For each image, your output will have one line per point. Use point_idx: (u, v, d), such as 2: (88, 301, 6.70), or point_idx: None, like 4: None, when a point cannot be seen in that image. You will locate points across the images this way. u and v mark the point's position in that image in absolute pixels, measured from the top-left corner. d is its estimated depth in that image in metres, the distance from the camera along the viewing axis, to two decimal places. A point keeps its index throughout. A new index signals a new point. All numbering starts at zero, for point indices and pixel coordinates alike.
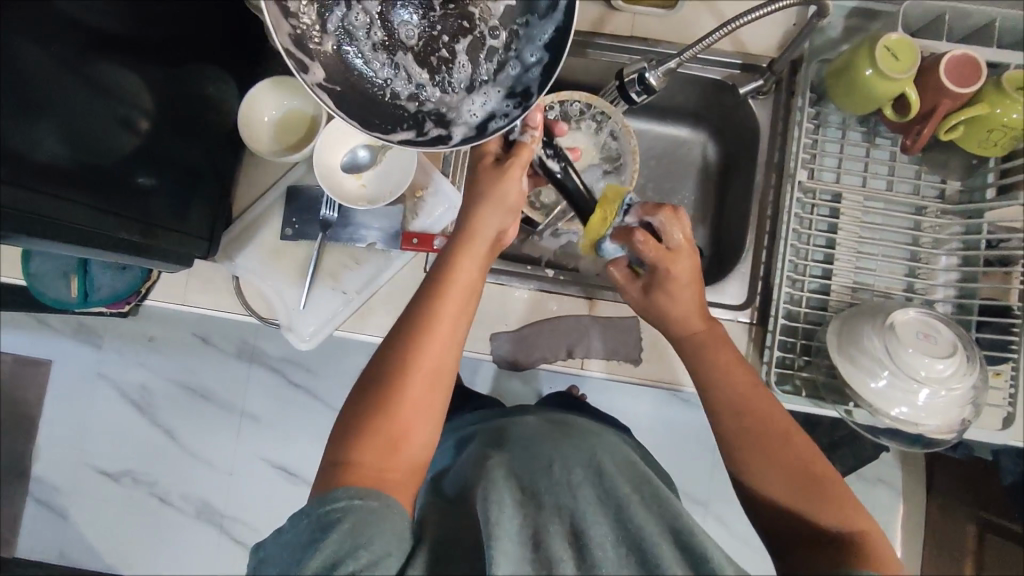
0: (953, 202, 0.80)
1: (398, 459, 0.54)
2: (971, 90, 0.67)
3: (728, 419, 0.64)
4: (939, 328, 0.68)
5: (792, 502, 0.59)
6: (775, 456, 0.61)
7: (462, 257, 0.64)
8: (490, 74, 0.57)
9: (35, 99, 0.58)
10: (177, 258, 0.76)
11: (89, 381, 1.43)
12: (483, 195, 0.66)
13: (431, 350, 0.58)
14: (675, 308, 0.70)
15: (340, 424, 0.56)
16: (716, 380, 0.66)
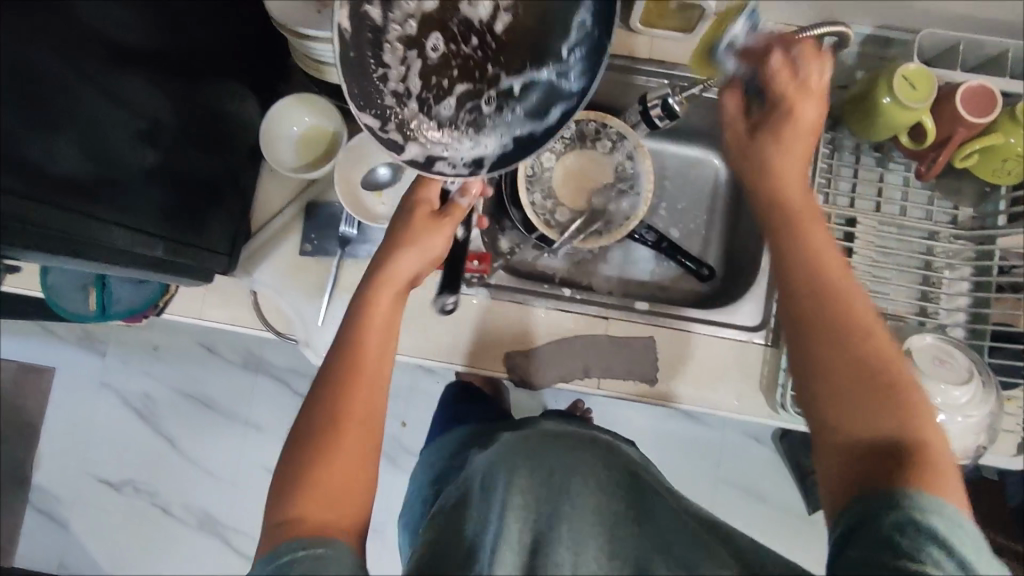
0: (965, 227, 0.80)
1: (344, 507, 0.52)
2: (989, 118, 0.68)
3: (799, 294, 0.53)
4: (955, 355, 0.68)
5: (842, 403, 0.49)
6: (841, 343, 0.50)
7: (380, 303, 0.62)
8: (466, 126, 0.61)
9: (62, 111, 0.56)
10: (191, 272, 0.75)
11: (92, 389, 1.42)
12: (404, 239, 0.64)
13: (356, 402, 0.57)
14: (784, 150, 0.58)
15: (275, 490, 0.53)
16: (785, 255, 0.55)
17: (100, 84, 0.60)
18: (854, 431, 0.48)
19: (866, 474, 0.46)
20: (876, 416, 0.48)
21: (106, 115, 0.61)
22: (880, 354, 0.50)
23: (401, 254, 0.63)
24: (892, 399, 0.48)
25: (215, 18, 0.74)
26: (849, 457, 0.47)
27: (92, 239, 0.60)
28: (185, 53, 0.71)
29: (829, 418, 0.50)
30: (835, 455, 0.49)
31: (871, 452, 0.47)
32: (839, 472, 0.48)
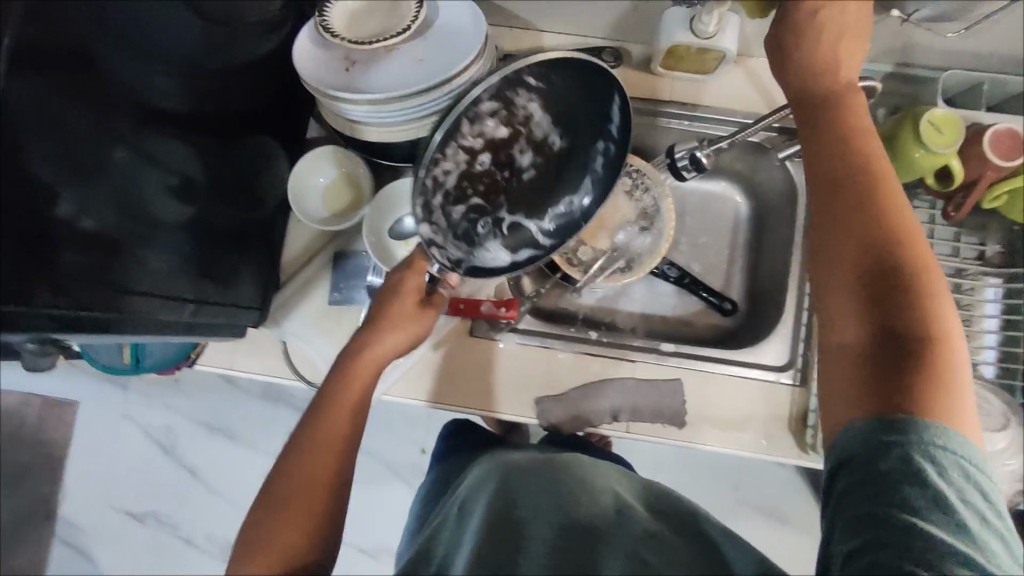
0: (993, 264, 0.80)
1: (301, 568, 0.55)
2: (1017, 162, 0.68)
3: (843, 176, 0.53)
4: (991, 401, 0.68)
5: (860, 302, 0.50)
6: (870, 234, 0.51)
7: (350, 385, 0.65)
8: (468, 232, 0.67)
9: (93, 172, 0.57)
10: (222, 328, 0.77)
11: (115, 422, 1.43)
12: (386, 326, 0.68)
13: (316, 474, 0.60)
14: (838, 73, 0.55)
15: (238, 554, 0.57)
16: (827, 156, 0.54)
17: (139, 147, 0.62)
18: (868, 328, 0.49)
19: (871, 374, 0.48)
20: (897, 316, 0.48)
21: (142, 178, 0.63)
22: (913, 254, 0.50)
23: (379, 343, 0.67)
24: (919, 300, 0.48)
25: (240, 75, 0.76)
26: (856, 359, 0.49)
27: (127, 299, 0.62)
28: (213, 113, 0.73)
29: (839, 314, 0.51)
30: (839, 351, 0.51)
31: (875, 344, 0.49)
32: (839, 373, 0.50)
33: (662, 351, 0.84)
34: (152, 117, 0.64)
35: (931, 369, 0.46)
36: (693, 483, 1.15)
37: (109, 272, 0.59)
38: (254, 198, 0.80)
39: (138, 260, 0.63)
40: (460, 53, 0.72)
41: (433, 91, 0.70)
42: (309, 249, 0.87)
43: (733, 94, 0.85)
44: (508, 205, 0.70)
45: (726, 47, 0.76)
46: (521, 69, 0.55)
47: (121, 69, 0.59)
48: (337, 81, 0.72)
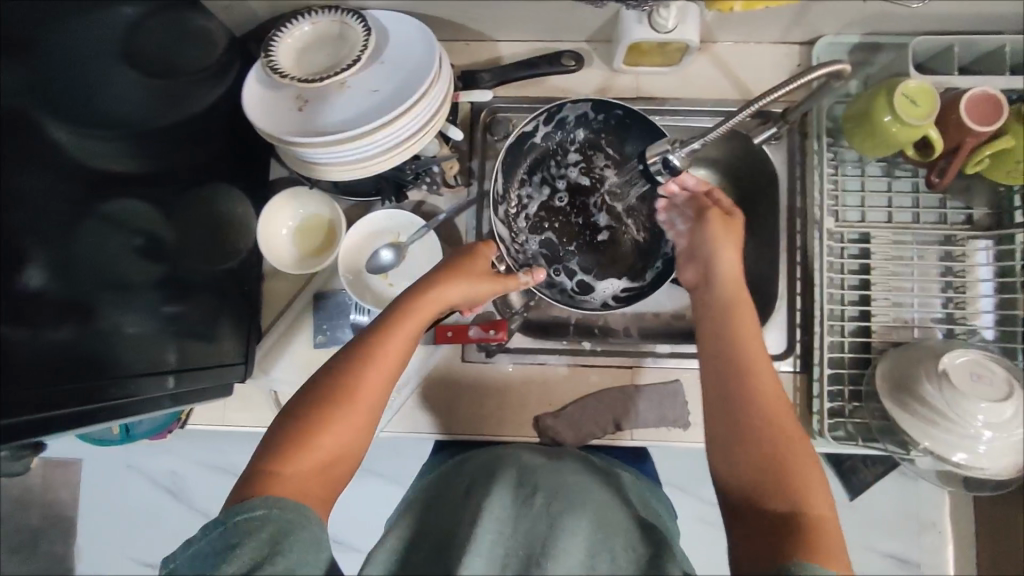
0: (982, 227, 0.78)
1: (322, 479, 0.55)
2: (996, 125, 0.66)
3: (709, 341, 0.65)
4: (992, 368, 0.67)
5: (744, 459, 0.57)
6: (756, 426, 0.58)
7: (412, 315, 0.64)
8: (528, 258, 0.82)
9: (60, 236, 0.56)
10: (208, 392, 0.75)
11: (121, 473, 1.37)
12: (454, 270, 0.68)
13: (365, 392, 0.59)
14: (723, 255, 0.69)
15: (270, 439, 0.56)
16: (707, 334, 0.65)
17: (100, 214, 0.61)
18: (762, 498, 0.54)
19: (772, 542, 0.50)
20: (785, 481, 0.54)
21: (109, 246, 0.62)
22: (781, 420, 0.58)
23: (443, 285, 0.66)
24: (794, 467, 0.55)
25: (195, 128, 0.74)
26: (756, 531, 0.52)
27: (107, 368, 0.61)
28: (173, 173, 0.71)
29: (748, 503, 0.55)
30: (746, 520, 0.54)
31: (773, 519, 0.52)
32: (744, 544, 0.52)
33: (658, 353, 0.82)
34: (111, 185, 0.63)
35: (815, 526, 0.51)
36: None
37: (87, 344, 0.58)
38: (225, 250, 0.78)
39: (113, 329, 0.62)
40: (418, 75, 0.70)
41: (398, 119, 0.67)
42: (288, 292, 0.84)
43: (701, 82, 0.83)
44: (585, 254, 0.85)
45: (689, 39, 0.73)
46: (591, 107, 0.80)
47: (72, 142, 0.58)
48: (293, 122, 0.70)
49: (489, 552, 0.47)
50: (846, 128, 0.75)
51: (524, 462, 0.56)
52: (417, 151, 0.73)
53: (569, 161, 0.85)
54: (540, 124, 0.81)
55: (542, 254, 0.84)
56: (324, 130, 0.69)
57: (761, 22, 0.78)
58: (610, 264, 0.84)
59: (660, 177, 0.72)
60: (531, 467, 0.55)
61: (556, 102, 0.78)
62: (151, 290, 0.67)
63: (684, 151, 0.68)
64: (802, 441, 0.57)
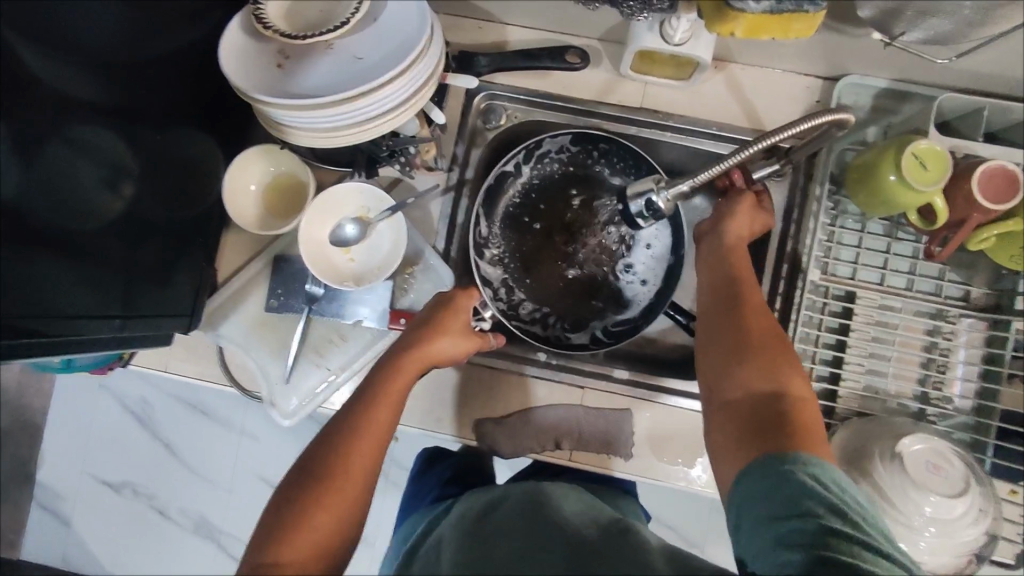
0: (979, 306, 0.73)
1: (325, 561, 0.51)
2: (1008, 206, 0.61)
3: (715, 278, 0.66)
4: (952, 461, 0.63)
5: (746, 375, 0.56)
6: (752, 341, 0.58)
7: (396, 380, 0.61)
8: (517, 298, 0.85)
9: (24, 151, 0.55)
10: (150, 339, 0.72)
11: (92, 390, 1.35)
12: (435, 326, 0.66)
13: (355, 466, 0.55)
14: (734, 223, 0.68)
15: (264, 530, 0.51)
16: (713, 277, 0.67)
17: (67, 136, 0.59)
18: (749, 398, 0.55)
19: (754, 432, 0.52)
20: (766, 379, 0.56)
21: (76, 172, 0.60)
22: (774, 338, 0.58)
23: (428, 342, 0.64)
24: (782, 370, 0.56)
25: (174, 66, 0.70)
26: (738, 424, 0.54)
27: (51, 301, 0.59)
28: (150, 110, 0.68)
29: (734, 372, 0.57)
30: (730, 421, 0.55)
31: (759, 415, 0.54)
32: (727, 436, 0.54)
33: (614, 377, 0.80)
34: (78, 112, 0.60)
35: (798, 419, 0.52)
36: (667, 497, 1.08)
37: (38, 267, 0.57)
38: (190, 197, 0.75)
39: (72, 256, 0.60)
40: (404, 44, 0.65)
41: (377, 89, 0.63)
42: (250, 248, 0.83)
43: (712, 102, 0.78)
44: (580, 286, 0.86)
45: (699, 56, 0.68)
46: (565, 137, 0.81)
47: (37, 63, 0.56)
48: (268, 78, 0.67)
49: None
50: (850, 181, 0.70)
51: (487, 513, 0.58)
52: (392, 127, 0.70)
53: (555, 189, 0.87)
54: (521, 163, 0.84)
55: (532, 289, 0.86)
56: (298, 93, 0.66)
57: (786, 49, 0.73)
58: (605, 296, 0.86)
59: (641, 220, 0.67)
60: (490, 517, 0.57)
61: (533, 140, 0.81)
62: (114, 224, 0.65)
63: (670, 191, 0.62)
64: (785, 352, 0.57)
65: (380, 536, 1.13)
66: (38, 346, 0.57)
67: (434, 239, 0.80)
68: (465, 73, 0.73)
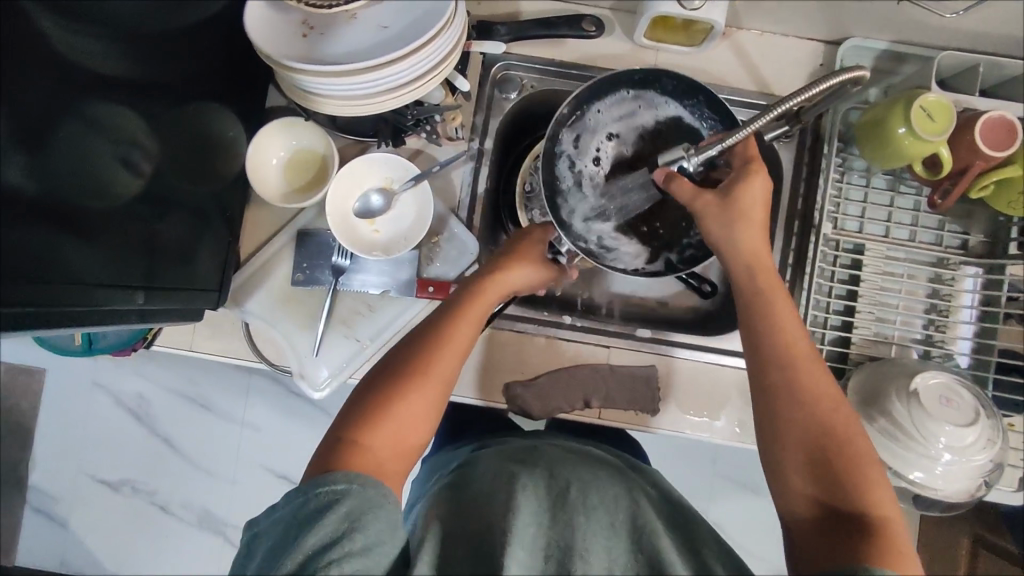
0: (976, 253, 0.78)
1: (400, 455, 0.53)
2: (1008, 152, 0.65)
3: (768, 362, 0.57)
4: (962, 394, 0.67)
5: (820, 486, 0.52)
6: (819, 429, 0.53)
7: (479, 296, 0.65)
8: (587, 234, 0.78)
9: (31, 129, 0.52)
10: (179, 314, 0.72)
11: (84, 388, 1.26)
12: (512, 257, 0.71)
13: (441, 368, 0.58)
14: (754, 204, 0.62)
15: (351, 408, 0.55)
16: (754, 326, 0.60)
17: (81, 113, 0.57)
18: (824, 509, 0.51)
19: (834, 553, 0.48)
20: (846, 492, 0.50)
21: (93, 149, 0.58)
22: (850, 445, 0.52)
23: (506, 270, 0.68)
24: (862, 482, 0.51)
25: (195, 38, 0.69)
26: (817, 538, 0.50)
27: (71, 272, 0.56)
28: (170, 84, 0.67)
29: (809, 469, 0.52)
30: (807, 534, 0.50)
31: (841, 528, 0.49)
32: (803, 549, 0.50)
33: (637, 337, 0.82)
34: (97, 86, 0.58)
35: (887, 538, 0.48)
36: (671, 458, 1.12)
37: (62, 251, 0.55)
38: (212, 172, 0.75)
39: (97, 236, 0.59)
40: (429, 12, 0.66)
41: (408, 56, 0.64)
42: (271, 225, 0.82)
43: (721, 68, 0.81)
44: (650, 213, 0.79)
45: (715, 19, 0.71)
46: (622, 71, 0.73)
47: (60, 33, 0.55)
48: (295, 48, 0.67)
49: (530, 547, 0.48)
50: (857, 136, 0.74)
51: (537, 459, 0.59)
52: (417, 96, 0.70)
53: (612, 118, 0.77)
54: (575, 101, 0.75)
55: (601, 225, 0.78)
56: (328, 61, 0.66)
57: (796, 12, 0.75)
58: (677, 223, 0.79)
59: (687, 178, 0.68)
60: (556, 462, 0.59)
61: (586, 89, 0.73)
62: (134, 204, 0.63)
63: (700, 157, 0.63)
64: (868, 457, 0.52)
65: None
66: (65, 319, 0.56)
67: (457, 209, 0.81)
68: (488, 40, 0.75)
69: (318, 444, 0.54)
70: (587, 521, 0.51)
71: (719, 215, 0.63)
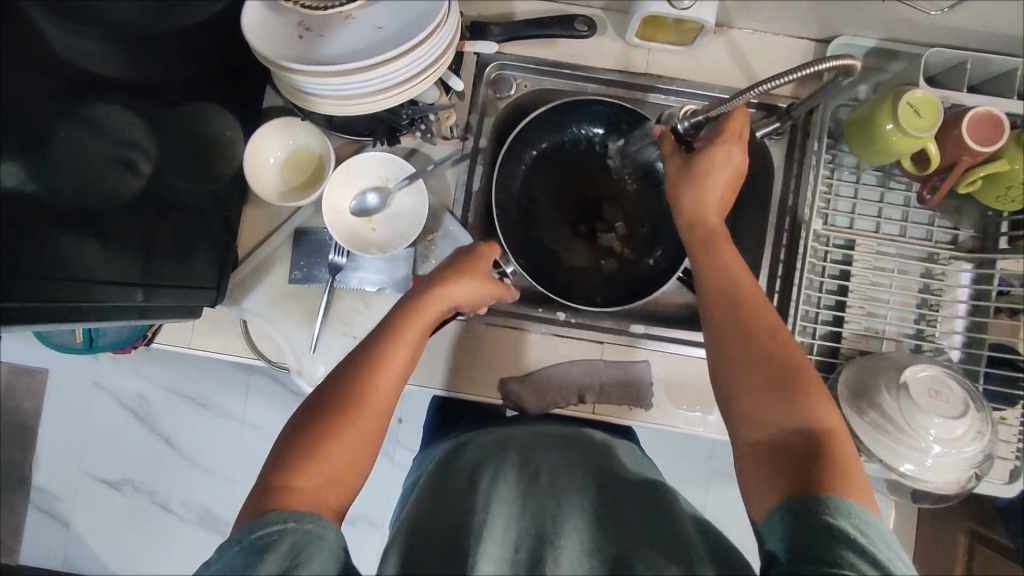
0: (966, 248, 0.79)
1: (334, 489, 0.53)
2: (995, 147, 0.66)
3: (714, 305, 0.60)
4: (950, 386, 0.68)
5: (767, 411, 0.53)
6: (767, 356, 0.55)
7: (419, 317, 0.65)
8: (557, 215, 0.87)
9: (33, 132, 0.53)
10: (175, 312, 0.73)
11: (85, 389, 1.27)
12: (459, 270, 0.70)
13: (376, 398, 0.59)
14: (716, 177, 0.66)
15: (281, 451, 0.54)
16: (714, 276, 0.62)
17: (79, 115, 0.57)
18: (770, 436, 0.52)
19: (784, 474, 0.48)
20: (796, 416, 0.51)
21: (91, 150, 0.59)
22: (792, 369, 0.54)
23: (455, 283, 0.69)
24: (802, 404, 0.52)
25: (192, 40, 0.70)
26: (767, 463, 0.50)
27: (71, 271, 0.57)
28: (167, 86, 0.68)
29: (759, 393, 0.53)
30: (755, 458, 0.51)
31: (788, 452, 0.50)
32: (754, 478, 0.50)
33: (631, 332, 0.83)
34: (96, 89, 0.59)
35: (835, 457, 0.48)
36: (667, 454, 1.13)
37: (61, 251, 0.56)
38: (210, 172, 0.76)
39: (94, 236, 0.59)
40: (422, 13, 0.67)
41: (398, 58, 0.65)
42: (268, 223, 0.84)
43: (712, 67, 0.82)
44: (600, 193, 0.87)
45: (706, 19, 0.72)
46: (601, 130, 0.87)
47: (60, 38, 0.56)
48: (290, 49, 0.68)
49: (504, 539, 0.49)
50: (846, 133, 0.74)
51: (511, 448, 0.61)
52: (410, 97, 0.72)
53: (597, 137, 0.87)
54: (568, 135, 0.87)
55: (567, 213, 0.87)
56: (322, 61, 0.67)
57: (786, 11, 0.76)
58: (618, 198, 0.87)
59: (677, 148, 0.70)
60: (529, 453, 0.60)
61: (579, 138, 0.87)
62: (130, 203, 0.64)
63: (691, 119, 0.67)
64: (816, 384, 0.53)
65: (388, 511, 1.14)
66: (61, 316, 0.56)
67: (452, 207, 0.83)
68: (483, 41, 0.76)
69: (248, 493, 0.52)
70: (559, 510, 0.52)
71: (681, 174, 0.67)
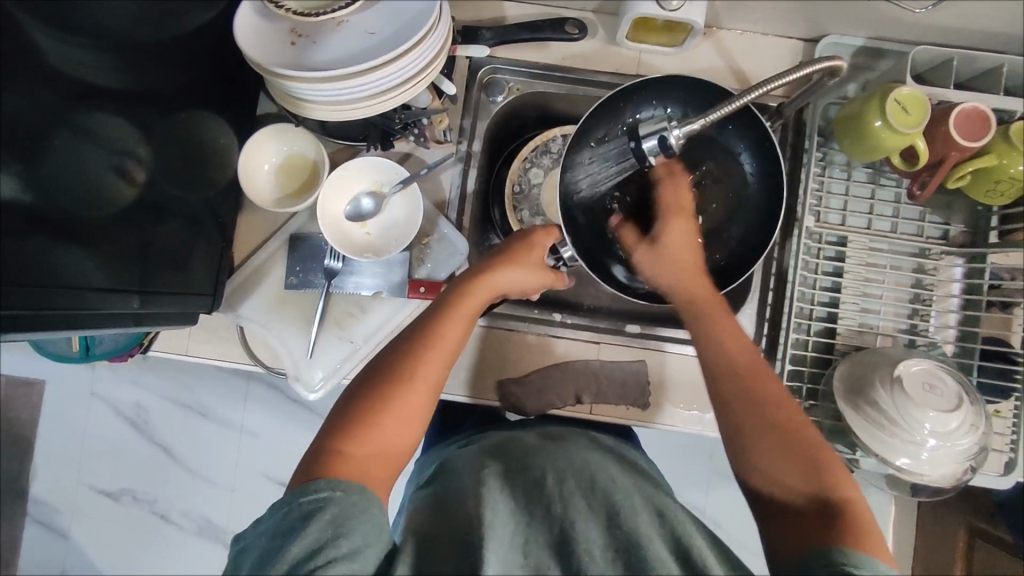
0: (957, 243, 0.80)
1: (384, 465, 0.53)
2: (982, 142, 0.67)
3: (722, 381, 0.59)
4: (944, 379, 0.69)
5: (787, 479, 0.52)
6: (779, 427, 0.55)
7: (468, 299, 0.64)
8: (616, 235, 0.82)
9: (28, 141, 0.53)
10: (172, 319, 0.73)
11: (82, 400, 1.27)
12: (507, 256, 0.70)
13: (428, 372, 0.58)
14: (680, 250, 0.71)
15: (332, 421, 0.55)
16: (714, 350, 0.62)
17: (74, 124, 0.58)
18: (789, 503, 0.52)
19: (807, 541, 0.48)
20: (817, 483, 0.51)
21: (86, 159, 0.59)
22: (805, 440, 0.54)
23: (502, 267, 0.68)
24: (818, 468, 0.52)
25: (186, 48, 0.71)
26: (791, 533, 0.50)
27: (67, 279, 0.57)
28: (162, 95, 0.69)
29: (774, 465, 0.53)
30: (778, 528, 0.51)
31: (811, 520, 0.50)
32: (777, 545, 0.50)
33: (625, 333, 0.83)
34: (91, 98, 0.60)
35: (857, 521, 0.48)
36: (666, 455, 1.13)
37: (58, 259, 0.56)
38: (206, 179, 0.76)
39: (91, 245, 0.60)
40: (413, 18, 0.67)
41: (392, 62, 0.65)
42: (264, 230, 0.84)
43: (703, 67, 0.83)
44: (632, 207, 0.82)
45: (694, 19, 0.73)
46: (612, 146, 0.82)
47: (54, 48, 0.56)
48: (283, 56, 0.68)
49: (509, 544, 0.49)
50: (836, 131, 0.75)
51: (507, 456, 0.61)
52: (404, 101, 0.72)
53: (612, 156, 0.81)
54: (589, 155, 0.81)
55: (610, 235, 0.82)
56: (316, 67, 0.67)
57: (775, 11, 0.77)
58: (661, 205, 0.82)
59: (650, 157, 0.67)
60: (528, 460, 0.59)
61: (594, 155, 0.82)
62: (127, 211, 0.64)
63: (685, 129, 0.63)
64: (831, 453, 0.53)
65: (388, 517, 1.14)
66: (58, 323, 0.57)
67: (447, 211, 0.83)
68: (475, 45, 0.77)
69: (301, 456, 0.53)
70: (565, 509, 0.52)
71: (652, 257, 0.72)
